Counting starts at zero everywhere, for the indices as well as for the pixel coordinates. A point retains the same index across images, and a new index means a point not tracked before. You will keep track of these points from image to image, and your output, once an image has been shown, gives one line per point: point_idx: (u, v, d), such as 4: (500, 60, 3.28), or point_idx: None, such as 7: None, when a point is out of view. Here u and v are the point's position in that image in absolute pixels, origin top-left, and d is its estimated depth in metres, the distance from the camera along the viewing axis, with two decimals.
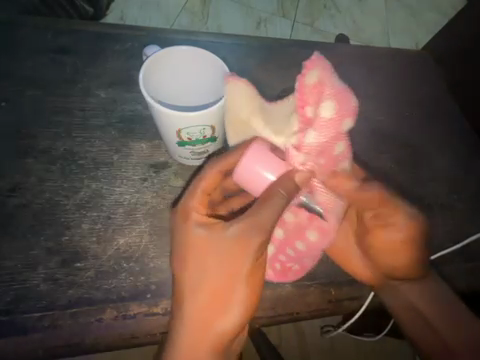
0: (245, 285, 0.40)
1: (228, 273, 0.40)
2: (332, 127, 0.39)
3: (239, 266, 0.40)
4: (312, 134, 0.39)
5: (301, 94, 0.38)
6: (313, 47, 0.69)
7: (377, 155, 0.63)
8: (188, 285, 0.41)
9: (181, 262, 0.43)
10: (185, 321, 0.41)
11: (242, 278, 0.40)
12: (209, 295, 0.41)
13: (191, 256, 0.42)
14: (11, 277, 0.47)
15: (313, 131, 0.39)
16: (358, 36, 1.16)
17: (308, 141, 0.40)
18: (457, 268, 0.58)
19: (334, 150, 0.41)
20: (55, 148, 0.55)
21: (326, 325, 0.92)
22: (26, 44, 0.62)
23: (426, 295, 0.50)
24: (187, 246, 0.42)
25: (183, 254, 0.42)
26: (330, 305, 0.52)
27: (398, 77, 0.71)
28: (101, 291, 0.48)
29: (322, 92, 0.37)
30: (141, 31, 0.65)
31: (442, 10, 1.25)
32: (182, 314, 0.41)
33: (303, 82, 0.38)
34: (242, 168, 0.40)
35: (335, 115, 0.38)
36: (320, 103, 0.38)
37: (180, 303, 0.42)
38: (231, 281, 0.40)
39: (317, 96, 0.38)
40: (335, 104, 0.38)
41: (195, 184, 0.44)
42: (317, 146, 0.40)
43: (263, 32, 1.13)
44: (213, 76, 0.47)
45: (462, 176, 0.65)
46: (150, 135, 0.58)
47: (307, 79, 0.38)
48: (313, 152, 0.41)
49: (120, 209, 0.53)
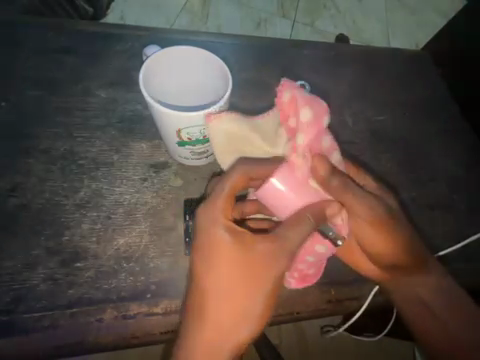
0: (266, 301, 0.38)
1: (251, 288, 0.37)
2: (316, 122, 0.39)
3: (264, 283, 0.37)
4: (301, 134, 0.39)
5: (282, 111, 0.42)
6: (313, 47, 0.69)
7: (377, 155, 0.63)
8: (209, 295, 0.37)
9: (203, 269, 0.38)
10: (198, 332, 0.37)
11: (266, 295, 0.37)
12: (227, 306, 0.37)
13: (216, 264, 0.37)
14: (11, 277, 0.47)
15: (300, 133, 0.39)
16: (358, 36, 1.17)
17: (299, 142, 0.39)
18: (458, 268, 0.58)
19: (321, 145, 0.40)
20: (55, 148, 0.55)
21: (326, 326, 0.93)
22: (26, 44, 0.62)
23: (447, 300, 0.47)
24: (214, 251, 0.37)
25: (207, 261, 0.38)
26: (330, 305, 0.52)
27: (398, 77, 0.71)
28: (101, 291, 0.48)
29: (297, 100, 0.40)
30: (141, 31, 0.65)
31: (441, 10, 1.26)
32: (195, 325, 0.37)
33: (281, 101, 0.42)
34: (270, 190, 0.39)
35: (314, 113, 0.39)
36: (298, 109, 0.39)
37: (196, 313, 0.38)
38: (254, 296, 0.37)
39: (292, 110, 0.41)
40: (309, 107, 0.39)
41: (220, 186, 0.38)
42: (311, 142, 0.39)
43: (263, 32, 1.13)
44: (213, 75, 0.47)
45: (462, 176, 0.65)
46: (150, 134, 0.58)
47: (283, 99, 0.41)
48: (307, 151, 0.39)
49: (120, 209, 0.53)
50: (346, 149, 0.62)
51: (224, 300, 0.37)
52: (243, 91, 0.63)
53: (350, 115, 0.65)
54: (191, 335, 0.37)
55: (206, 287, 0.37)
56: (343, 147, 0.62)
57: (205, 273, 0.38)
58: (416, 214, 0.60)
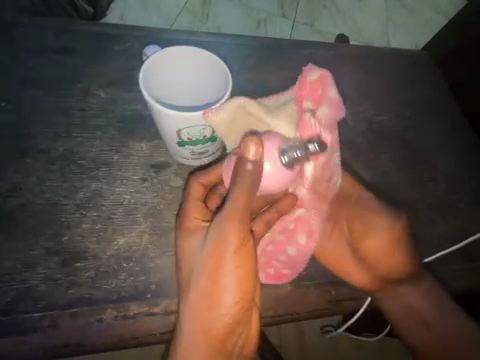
0: (233, 280, 0.38)
1: (214, 274, 0.38)
2: (334, 107, 0.43)
3: (224, 264, 0.38)
4: (324, 108, 0.42)
5: (303, 86, 0.44)
6: (313, 47, 0.69)
7: (377, 155, 0.63)
8: (216, 297, 0.39)
9: (210, 272, 0.38)
10: (200, 329, 0.40)
11: (229, 275, 0.38)
12: (202, 298, 0.39)
13: (225, 266, 0.38)
14: (11, 277, 0.47)
15: (322, 108, 0.42)
16: (358, 36, 1.17)
17: (321, 114, 0.42)
18: (456, 268, 0.58)
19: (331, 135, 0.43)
20: (55, 148, 0.55)
21: (325, 325, 0.93)
22: (25, 44, 0.62)
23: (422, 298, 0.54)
24: (223, 255, 0.38)
25: (214, 264, 0.38)
26: (331, 305, 0.52)
27: (398, 77, 0.71)
28: (101, 291, 0.48)
29: (325, 81, 0.44)
30: (141, 31, 0.65)
31: (441, 10, 1.25)
32: (198, 323, 0.40)
33: (306, 78, 0.44)
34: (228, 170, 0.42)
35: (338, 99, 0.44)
36: (326, 88, 0.44)
37: (199, 312, 0.40)
38: (219, 280, 0.38)
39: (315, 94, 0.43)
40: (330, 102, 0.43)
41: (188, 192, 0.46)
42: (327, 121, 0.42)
43: (263, 32, 1.13)
44: (213, 75, 0.47)
45: (461, 176, 0.65)
46: (150, 134, 0.58)
47: (309, 78, 0.44)
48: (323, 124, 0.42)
49: (120, 209, 0.53)
50: (345, 149, 0.62)
51: (230, 301, 0.39)
52: (243, 91, 0.63)
53: (350, 115, 0.65)
54: (194, 331, 0.40)
55: (213, 290, 0.39)
56: (343, 147, 0.62)
57: (212, 275, 0.38)
58: (415, 214, 0.60)
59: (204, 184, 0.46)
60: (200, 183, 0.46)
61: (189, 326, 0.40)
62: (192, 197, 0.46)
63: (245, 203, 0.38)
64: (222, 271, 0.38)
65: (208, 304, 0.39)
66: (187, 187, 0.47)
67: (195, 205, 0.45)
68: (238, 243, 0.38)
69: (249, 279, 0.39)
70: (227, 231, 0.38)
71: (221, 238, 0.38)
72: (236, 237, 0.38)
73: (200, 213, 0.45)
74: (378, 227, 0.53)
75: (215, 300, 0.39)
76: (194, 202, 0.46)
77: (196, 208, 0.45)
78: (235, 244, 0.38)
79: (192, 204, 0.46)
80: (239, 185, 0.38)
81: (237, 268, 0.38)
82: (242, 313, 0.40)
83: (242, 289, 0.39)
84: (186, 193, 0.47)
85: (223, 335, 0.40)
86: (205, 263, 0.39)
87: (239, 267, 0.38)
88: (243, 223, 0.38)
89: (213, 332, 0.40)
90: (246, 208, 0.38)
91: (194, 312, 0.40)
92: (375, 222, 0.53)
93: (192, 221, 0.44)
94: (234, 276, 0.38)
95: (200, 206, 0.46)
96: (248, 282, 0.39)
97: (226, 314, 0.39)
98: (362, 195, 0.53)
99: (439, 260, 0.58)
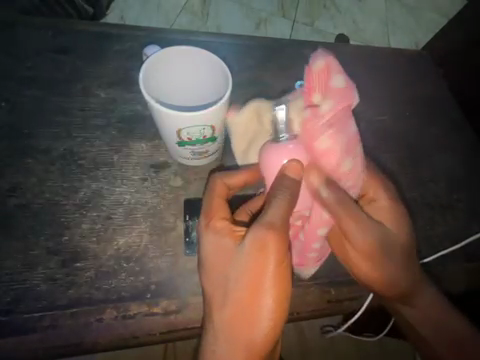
0: (273, 290, 0.39)
1: (255, 283, 0.39)
2: (345, 97, 0.39)
3: (266, 273, 0.39)
4: (329, 102, 0.39)
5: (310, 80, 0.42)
6: (313, 47, 0.69)
7: (377, 155, 0.63)
8: (254, 307, 0.40)
9: (249, 277, 0.39)
10: (237, 340, 0.40)
11: (270, 284, 0.39)
12: (239, 308, 0.40)
13: (267, 276, 0.39)
14: (11, 277, 0.47)
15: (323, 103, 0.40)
16: (358, 36, 1.17)
17: (326, 111, 0.40)
18: (458, 268, 0.57)
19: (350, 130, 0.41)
20: (55, 148, 0.55)
21: (325, 325, 0.93)
22: (26, 44, 0.62)
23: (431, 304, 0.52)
24: (263, 268, 0.39)
25: (254, 276, 0.39)
26: (330, 304, 0.53)
27: (398, 77, 0.71)
28: (101, 291, 0.48)
29: (330, 70, 0.40)
30: (141, 31, 0.65)
31: (442, 10, 1.25)
32: (237, 336, 0.40)
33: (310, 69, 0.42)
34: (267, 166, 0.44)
35: (346, 86, 0.40)
36: (328, 79, 0.40)
37: (238, 325, 0.40)
38: (260, 290, 0.39)
39: (323, 85, 0.41)
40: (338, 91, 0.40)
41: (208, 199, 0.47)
42: (336, 117, 0.40)
43: (263, 32, 1.13)
44: (213, 75, 0.47)
45: (461, 176, 0.65)
46: (151, 134, 0.58)
47: (314, 69, 0.41)
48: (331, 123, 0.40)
49: (120, 208, 0.53)
50: None
51: (269, 318, 0.39)
52: (243, 91, 0.63)
53: None
54: (232, 344, 0.40)
55: (251, 299, 0.39)
56: None
57: (251, 287, 0.39)
58: (416, 214, 0.60)
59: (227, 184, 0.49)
60: (222, 183, 0.48)
61: (227, 339, 0.41)
62: (214, 195, 0.47)
63: (284, 216, 0.40)
64: (262, 282, 0.39)
65: (246, 318, 0.40)
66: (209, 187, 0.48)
67: (217, 204, 0.46)
68: (281, 251, 0.39)
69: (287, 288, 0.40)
70: (267, 242, 0.39)
71: (261, 246, 0.39)
72: (276, 250, 0.39)
73: (223, 214, 0.45)
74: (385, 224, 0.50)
75: (254, 313, 0.39)
76: (217, 200, 0.46)
77: (220, 209, 0.46)
78: (276, 256, 0.39)
79: (214, 201, 0.46)
80: (280, 190, 0.41)
81: (277, 282, 0.39)
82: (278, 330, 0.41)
83: (281, 305, 0.40)
84: (209, 191, 0.47)
85: (261, 351, 0.41)
86: (244, 275, 0.40)
87: (278, 281, 0.39)
88: (281, 236, 0.39)
89: (251, 346, 0.40)
90: (285, 222, 0.40)
91: (230, 325, 0.40)
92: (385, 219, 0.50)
93: (214, 225, 0.44)
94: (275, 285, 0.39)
95: (224, 206, 0.46)
96: (285, 298, 0.40)
97: (265, 328, 0.39)
98: (380, 195, 0.51)
99: (440, 260, 0.57)
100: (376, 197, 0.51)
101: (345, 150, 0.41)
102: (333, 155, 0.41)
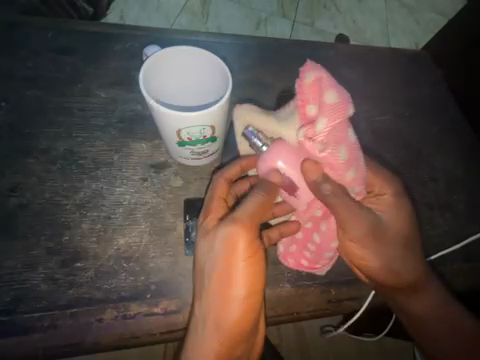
0: (244, 277, 0.40)
1: (228, 272, 0.40)
2: (340, 112, 0.37)
3: (236, 263, 0.40)
4: (323, 120, 0.37)
5: (301, 92, 0.40)
6: (313, 47, 0.69)
7: (377, 155, 0.63)
8: (228, 294, 0.41)
9: (221, 268, 0.40)
10: (213, 325, 0.42)
11: (242, 273, 0.40)
12: (215, 295, 0.41)
13: (236, 265, 0.40)
14: (11, 277, 0.47)
15: (322, 118, 0.37)
16: (358, 36, 1.17)
17: (320, 130, 0.38)
18: (457, 268, 0.58)
19: (348, 139, 0.39)
20: (55, 148, 0.55)
21: (326, 325, 0.93)
22: (26, 44, 0.62)
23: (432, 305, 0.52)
24: (233, 259, 0.40)
25: (226, 266, 0.40)
26: (330, 305, 0.52)
27: (398, 77, 0.71)
28: (101, 291, 0.48)
29: (322, 85, 0.38)
30: (142, 31, 0.65)
31: (441, 10, 1.25)
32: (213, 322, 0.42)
33: (301, 82, 0.40)
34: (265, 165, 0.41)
35: (339, 101, 0.37)
36: (322, 94, 0.38)
37: (212, 313, 0.41)
38: (232, 278, 0.40)
39: (318, 93, 0.39)
40: (337, 94, 0.38)
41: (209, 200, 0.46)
42: (332, 133, 0.38)
43: (263, 32, 1.13)
44: (213, 76, 0.47)
45: (461, 176, 0.65)
46: (151, 134, 0.58)
47: (304, 80, 0.39)
48: (329, 139, 0.38)
49: (120, 209, 0.53)
50: None
51: (242, 301, 0.41)
52: (243, 91, 0.63)
53: (350, 115, 0.65)
54: (206, 329, 0.42)
55: (225, 287, 0.41)
56: None
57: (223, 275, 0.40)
58: (415, 214, 0.60)
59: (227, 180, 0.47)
60: (221, 180, 0.47)
61: (203, 326, 0.42)
62: (216, 195, 0.46)
63: (256, 212, 0.41)
64: (234, 270, 0.40)
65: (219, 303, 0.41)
66: (213, 187, 0.47)
67: (215, 204, 0.45)
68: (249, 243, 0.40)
69: (259, 274, 0.41)
70: (236, 235, 0.40)
71: (231, 239, 0.40)
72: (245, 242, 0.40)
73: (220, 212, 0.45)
74: (384, 215, 0.49)
75: (227, 299, 0.41)
76: (216, 200, 0.46)
77: (218, 207, 0.45)
78: (245, 247, 0.40)
79: (214, 201, 0.46)
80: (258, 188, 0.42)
81: (247, 271, 0.40)
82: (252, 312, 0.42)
83: (251, 289, 0.41)
84: (213, 190, 0.47)
85: (233, 337, 0.42)
86: (216, 266, 0.41)
87: (249, 268, 0.41)
88: (252, 230, 0.40)
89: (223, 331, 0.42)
90: (256, 216, 0.41)
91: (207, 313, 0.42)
92: (383, 211, 0.49)
93: (205, 224, 0.44)
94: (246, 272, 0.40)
95: (221, 206, 0.46)
96: (256, 286, 0.41)
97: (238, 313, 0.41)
98: (386, 190, 0.49)
99: (440, 260, 0.57)
100: (381, 192, 0.49)
101: (347, 163, 0.39)
102: (334, 167, 0.39)
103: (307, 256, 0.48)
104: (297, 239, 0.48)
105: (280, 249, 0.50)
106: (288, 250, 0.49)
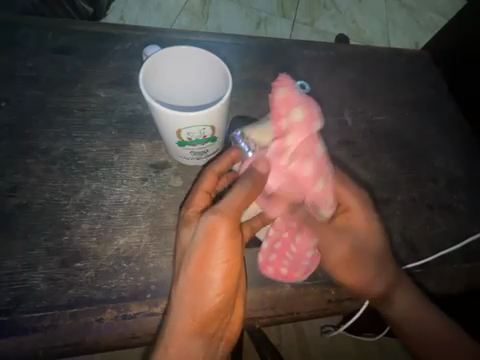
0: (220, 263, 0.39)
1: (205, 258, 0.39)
2: (305, 129, 0.45)
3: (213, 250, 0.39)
4: (292, 136, 0.45)
5: (276, 110, 0.46)
6: (313, 47, 0.69)
7: (376, 155, 0.63)
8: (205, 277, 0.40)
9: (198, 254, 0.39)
10: (189, 306, 0.40)
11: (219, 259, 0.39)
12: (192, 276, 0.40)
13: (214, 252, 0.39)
14: (11, 277, 0.47)
15: (291, 135, 0.45)
16: (358, 36, 1.17)
17: (290, 143, 0.45)
18: (457, 268, 0.57)
19: (319, 150, 0.46)
20: (55, 149, 0.55)
21: (326, 326, 0.93)
22: (26, 44, 0.62)
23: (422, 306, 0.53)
24: (211, 247, 0.39)
25: (203, 253, 0.39)
26: (330, 305, 0.53)
27: (397, 77, 0.71)
28: (101, 291, 0.48)
29: (290, 104, 0.46)
30: (142, 31, 0.65)
31: (441, 10, 1.26)
32: (182, 313, 0.40)
33: (275, 97, 0.47)
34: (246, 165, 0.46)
35: (305, 117, 0.45)
36: (289, 112, 0.45)
37: (187, 292, 0.40)
38: (208, 263, 0.39)
39: (287, 108, 0.46)
40: (303, 110, 0.45)
41: (192, 194, 0.46)
42: (299, 148, 0.45)
43: (263, 32, 1.13)
44: (213, 76, 0.46)
45: (461, 176, 0.65)
46: (151, 135, 0.58)
47: (277, 96, 0.47)
48: (297, 153, 0.45)
49: (120, 209, 0.53)
50: (344, 149, 0.62)
51: (216, 292, 0.40)
52: (243, 91, 0.63)
53: (349, 115, 0.65)
54: (180, 308, 0.40)
55: (202, 271, 0.39)
56: (341, 147, 0.62)
57: (199, 264, 0.39)
58: (415, 213, 0.60)
59: (217, 174, 0.47)
60: (212, 173, 0.46)
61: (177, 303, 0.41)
62: (201, 187, 0.46)
63: (240, 206, 0.40)
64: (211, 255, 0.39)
65: (193, 291, 0.40)
66: (200, 178, 0.46)
67: (201, 197, 0.45)
68: (228, 233, 0.39)
69: (234, 262, 0.40)
70: (216, 224, 0.38)
71: (210, 229, 0.39)
72: (227, 234, 0.39)
73: (202, 204, 0.45)
74: (357, 228, 0.54)
75: (201, 290, 0.40)
76: (201, 192, 0.46)
77: (201, 199, 0.45)
78: (225, 239, 0.39)
79: (198, 195, 0.45)
80: (241, 185, 0.41)
81: (225, 260, 0.39)
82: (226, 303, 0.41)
83: (229, 280, 0.40)
84: (199, 181, 0.46)
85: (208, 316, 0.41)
86: (194, 252, 0.39)
87: (227, 259, 0.39)
88: (233, 222, 0.39)
89: (197, 311, 0.40)
90: (239, 209, 0.40)
91: (178, 303, 0.40)
92: (354, 224, 0.54)
93: (187, 216, 0.44)
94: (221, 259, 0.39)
95: (205, 198, 0.46)
96: (232, 272, 0.40)
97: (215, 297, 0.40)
98: (350, 199, 0.53)
99: (440, 260, 0.57)
100: (348, 205, 0.53)
101: (315, 175, 0.47)
102: (303, 181, 0.47)
103: (286, 264, 0.50)
104: (275, 247, 0.51)
105: (259, 259, 0.51)
106: (268, 259, 0.51)
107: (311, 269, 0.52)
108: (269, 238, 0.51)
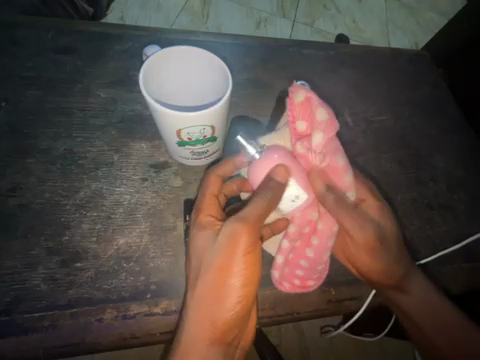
0: (241, 272, 0.39)
1: (227, 265, 0.39)
2: (331, 129, 0.41)
3: (235, 258, 0.39)
4: (319, 135, 0.40)
5: (292, 113, 0.42)
6: (313, 47, 0.69)
7: (377, 155, 0.63)
8: (224, 285, 0.39)
9: (220, 262, 0.39)
10: (207, 315, 0.40)
11: (239, 268, 0.39)
12: (210, 283, 0.40)
13: (235, 260, 0.39)
14: (11, 277, 0.47)
15: (319, 132, 0.40)
16: (358, 36, 1.17)
17: (316, 143, 0.40)
18: (457, 267, 0.57)
19: (334, 159, 0.42)
20: (55, 148, 0.55)
21: (326, 325, 0.93)
22: (25, 44, 0.62)
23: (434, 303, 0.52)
24: (232, 255, 0.39)
25: (224, 260, 0.39)
26: (330, 305, 0.52)
27: (397, 77, 0.71)
28: (101, 291, 0.48)
29: (312, 104, 0.41)
30: (142, 31, 0.66)
31: (441, 10, 1.26)
32: (198, 324, 0.40)
33: (292, 103, 0.42)
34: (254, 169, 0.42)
35: (330, 116, 0.41)
36: (313, 112, 0.41)
37: (205, 300, 0.40)
38: (230, 271, 0.39)
39: (306, 111, 0.42)
40: (325, 109, 0.41)
41: (200, 199, 0.46)
42: (325, 145, 0.42)
43: (263, 32, 1.13)
44: (213, 76, 0.46)
45: (461, 176, 0.65)
46: (151, 134, 0.58)
47: (295, 100, 0.42)
48: (325, 150, 0.41)
49: (120, 209, 0.53)
50: (344, 149, 0.62)
51: (234, 303, 0.40)
52: (243, 91, 0.63)
53: (349, 115, 0.65)
54: (197, 317, 0.40)
55: (221, 278, 0.39)
56: (342, 147, 0.62)
57: (219, 272, 0.39)
58: (414, 214, 0.60)
59: (220, 176, 0.47)
60: (215, 175, 0.47)
61: (196, 310, 0.40)
62: (207, 192, 0.46)
63: (261, 214, 0.40)
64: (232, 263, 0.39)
65: (212, 299, 0.40)
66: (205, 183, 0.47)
67: (209, 200, 0.46)
68: (251, 241, 0.39)
69: (252, 271, 0.40)
70: (239, 232, 0.39)
71: (233, 236, 0.39)
72: (246, 244, 0.39)
73: (211, 207, 0.45)
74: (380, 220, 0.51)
75: (219, 301, 0.40)
76: (209, 195, 0.46)
77: (210, 203, 0.46)
78: (245, 248, 0.39)
79: (205, 198, 0.46)
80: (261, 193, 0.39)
81: (244, 269, 0.39)
82: (242, 313, 0.41)
83: (246, 287, 0.40)
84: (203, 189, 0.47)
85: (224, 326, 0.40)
86: (214, 260, 0.39)
87: (246, 269, 0.40)
88: (254, 229, 0.39)
89: (214, 320, 0.40)
90: (260, 218, 0.40)
91: (195, 311, 0.40)
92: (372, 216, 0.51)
93: (200, 220, 0.44)
94: (243, 269, 0.39)
95: (214, 201, 0.46)
96: (251, 282, 0.41)
97: (233, 306, 0.40)
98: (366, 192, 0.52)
99: (440, 260, 0.57)
100: (364, 197, 0.52)
101: (340, 170, 0.43)
102: (332, 174, 0.43)
103: (300, 274, 0.47)
104: (289, 259, 0.47)
105: (274, 275, 0.48)
106: (282, 273, 0.48)
107: (324, 274, 0.50)
108: (282, 250, 0.46)
